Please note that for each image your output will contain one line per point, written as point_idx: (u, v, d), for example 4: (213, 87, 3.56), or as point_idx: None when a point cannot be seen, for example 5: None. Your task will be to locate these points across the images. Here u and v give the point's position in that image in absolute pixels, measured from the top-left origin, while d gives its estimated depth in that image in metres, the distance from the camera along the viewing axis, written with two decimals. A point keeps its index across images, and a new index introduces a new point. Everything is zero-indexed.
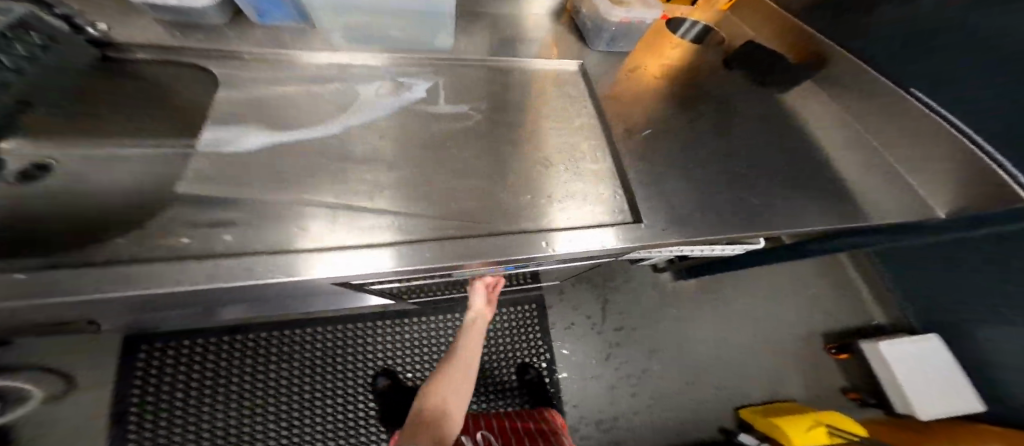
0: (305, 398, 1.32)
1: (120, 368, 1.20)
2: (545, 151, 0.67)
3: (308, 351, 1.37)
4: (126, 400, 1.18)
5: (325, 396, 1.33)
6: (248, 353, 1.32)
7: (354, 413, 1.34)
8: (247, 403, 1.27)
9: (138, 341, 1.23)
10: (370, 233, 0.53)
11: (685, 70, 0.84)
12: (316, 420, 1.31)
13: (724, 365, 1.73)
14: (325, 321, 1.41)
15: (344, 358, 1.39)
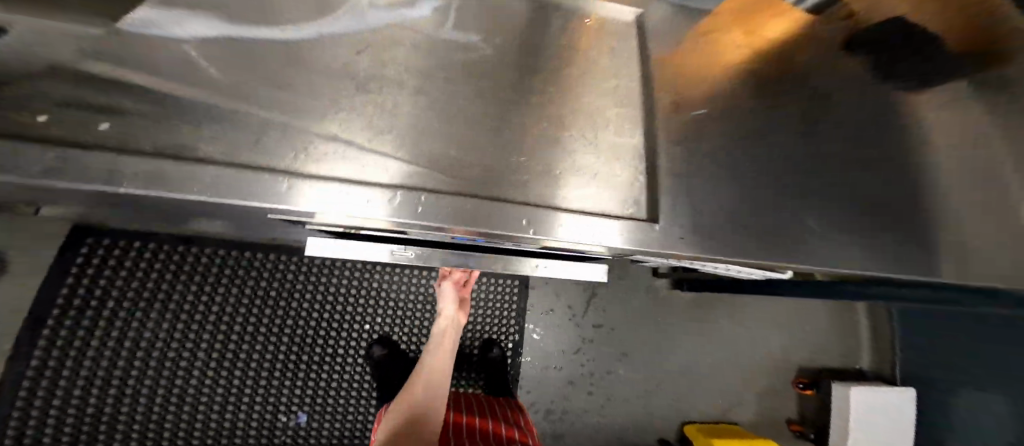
0: (240, 323, 1.35)
1: (58, 261, 1.20)
2: (569, 115, 0.53)
3: (251, 281, 1.37)
4: (57, 294, 1.20)
5: (260, 325, 1.37)
6: (189, 271, 1.32)
7: (290, 347, 1.39)
8: (183, 318, 1.31)
9: (86, 235, 1.23)
10: (350, 169, 0.41)
11: (783, 51, 0.61)
12: (250, 346, 1.36)
13: (689, 381, 1.69)
14: (272, 255, 1.39)
15: (286, 294, 1.40)
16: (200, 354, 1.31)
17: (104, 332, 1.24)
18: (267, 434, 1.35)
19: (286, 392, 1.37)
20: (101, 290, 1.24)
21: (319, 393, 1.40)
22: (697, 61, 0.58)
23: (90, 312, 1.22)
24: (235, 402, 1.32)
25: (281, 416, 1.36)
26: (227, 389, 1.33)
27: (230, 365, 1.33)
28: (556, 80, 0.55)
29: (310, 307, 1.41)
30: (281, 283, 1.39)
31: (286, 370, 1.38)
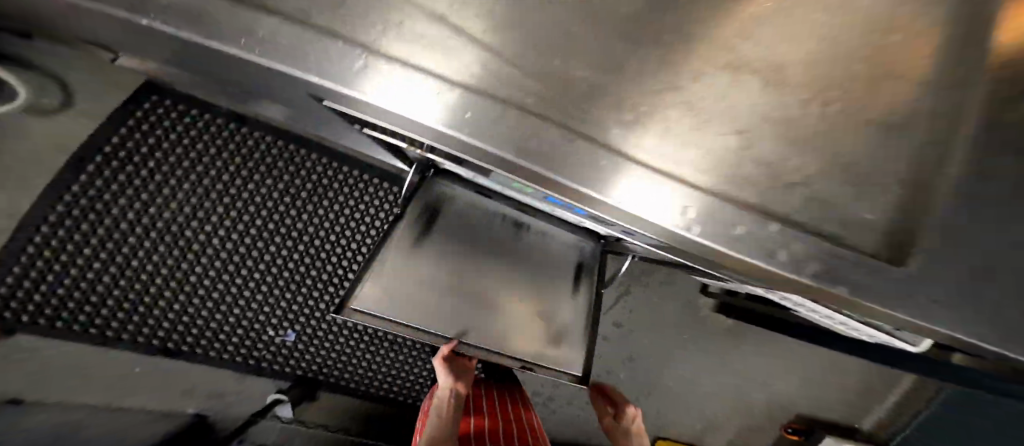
0: (270, 227, 1.17)
1: (119, 106, 0.99)
2: (730, 79, 0.42)
3: (297, 183, 1.19)
4: (100, 137, 0.98)
5: (290, 236, 1.19)
6: (239, 153, 1.13)
7: (309, 268, 1.22)
8: (216, 203, 1.12)
9: (148, 90, 1.02)
10: (444, 63, 0.30)
11: (965, 75, 0.52)
12: (271, 254, 1.18)
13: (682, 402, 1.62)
14: (327, 162, 1.21)
15: (330, 211, 1.23)
16: (216, 246, 1.13)
17: (122, 191, 1.02)
18: (250, 345, 1.20)
19: (288, 312, 1.21)
20: (143, 145, 1.03)
21: (322, 325, 1.25)
22: (877, 62, 0.48)
23: (114, 166, 1.00)
24: (235, 308, 1.16)
25: (270, 333, 1.21)
26: (231, 293, 1.15)
27: (245, 268, 1.16)
28: (721, 32, 0.42)
29: (349, 232, 1.25)
30: (331, 198, 1.22)
31: (301, 291, 1.22)
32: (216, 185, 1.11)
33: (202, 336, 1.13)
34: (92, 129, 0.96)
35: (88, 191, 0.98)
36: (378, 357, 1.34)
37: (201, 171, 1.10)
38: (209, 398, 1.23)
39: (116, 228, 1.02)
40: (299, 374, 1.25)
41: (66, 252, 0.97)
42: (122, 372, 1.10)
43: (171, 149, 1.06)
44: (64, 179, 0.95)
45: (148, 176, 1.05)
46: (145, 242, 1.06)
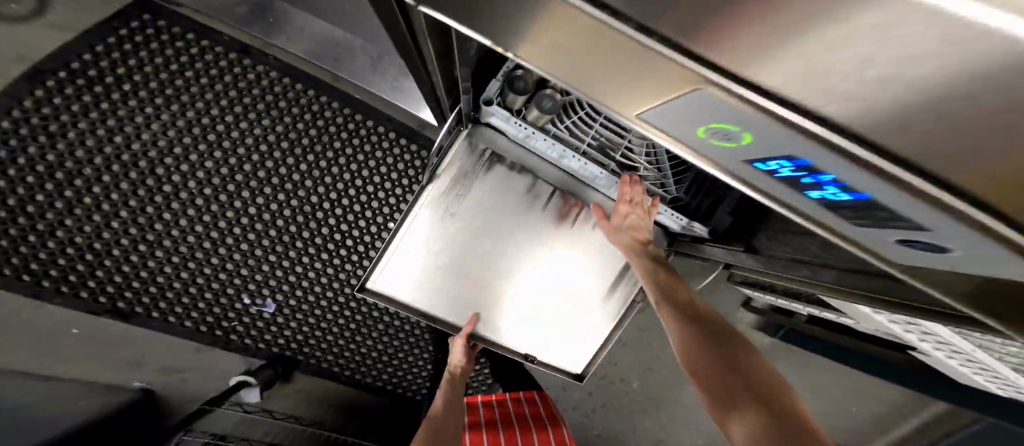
0: (257, 176, 0.93)
1: (103, 20, 0.83)
2: None
3: (297, 127, 0.95)
4: (72, 50, 0.81)
5: (282, 190, 0.94)
6: (232, 83, 0.91)
7: (300, 231, 0.97)
8: (193, 137, 0.89)
9: (140, 10, 0.86)
10: None
11: None
12: (256, 210, 0.94)
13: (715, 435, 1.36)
14: (339, 108, 0.97)
15: (334, 164, 0.97)
16: (188, 193, 0.89)
17: (80, 113, 0.81)
18: (220, 316, 0.98)
19: (269, 281, 0.98)
20: (121, 65, 0.84)
21: (310, 301, 1.02)
22: None
23: (75, 81, 0.81)
24: (205, 270, 0.94)
25: (244, 302, 0.99)
26: (202, 251, 0.93)
27: (222, 223, 0.92)
28: None
29: (355, 193, 0.99)
30: (338, 151, 0.97)
31: (287, 258, 0.98)
32: (193, 114, 0.88)
33: (165, 298, 0.93)
34: (60, 39, 0.80)
35: (43, 108, 0.79)
36: (372, 343, 1.11)
37: (177, 97, 0.87)
38: (166, 374, 1.00)
39: (69, 157, 0.81)
40: (276, 351, 1.04)
41: (9, 178, 0.79)
42: (58, 334, 0.88)
43: (146, 67, 0.86)
44: (14, 91, 0.77)
45: (113, 98, 0.83)
46: (101, 177, 0.84)
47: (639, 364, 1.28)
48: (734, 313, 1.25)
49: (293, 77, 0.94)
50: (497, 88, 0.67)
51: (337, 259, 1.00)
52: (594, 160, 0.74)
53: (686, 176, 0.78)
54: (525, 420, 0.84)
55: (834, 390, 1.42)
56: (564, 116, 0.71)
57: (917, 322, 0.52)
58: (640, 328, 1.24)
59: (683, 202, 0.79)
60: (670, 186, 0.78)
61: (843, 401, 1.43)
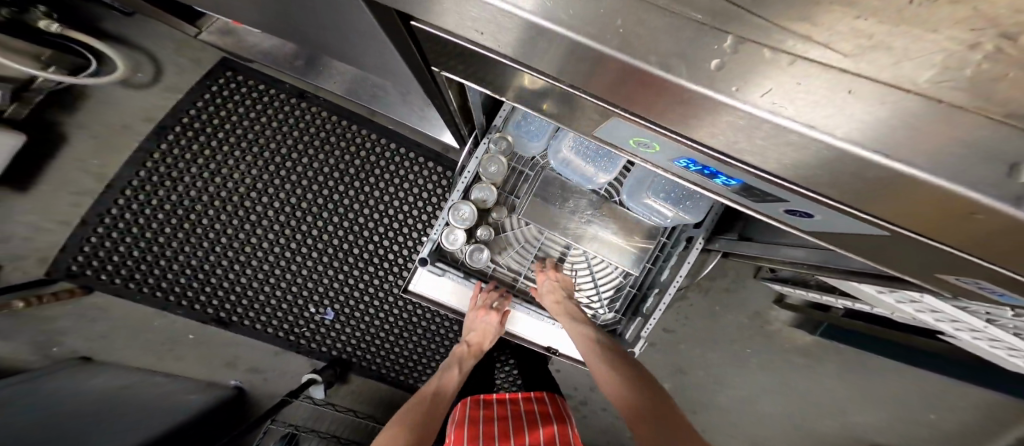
0: (316, 202, 1.08)
1: (197, 80, 1.03)
2: None
3: (346, 159, 1.10)
4: (182, 108, 1.02)
5: (337, 212, 1.09)
6: (295, 126, 1.08)
7: (351, 247, 1.10)
8: (268, 173, 1.06)
9: (224, 66, 1.05)
10: None
11: None
12: (318, 231, 1.09)
13: (758, 437, 1.31)
14: (377, 138, 1.11)
15: (377, 188, 1.11)
16: (267, 219, 1.06)
17: (191, 160, 1.02)
18: (290, 324, 1.11)
19: (328, 291, 1.11)
20: (215, 116, 1.04)
21: (360, 308, 1.13)
22: None
23: (185, 134, 1.02)
24: (278, 283, 1.08)
25: (310, 310, 1.12)
26: (275, 267, 1.08)
27: (292, 244, 1.08)
28: None
29: (396, 211, 1.12)
30: (379, 176, 1.11)
31: (343, 270, 1.11)
32: (268, 154, 1.06)
33: (249, 309, 1.08)
34: (172, 100, 1.02)
35: (166, 159, 1.01)
36: (411, 345, 1.18)
37: (255, 140, 1.06)
38: (251, 374, 1.17)
39: (183, 196, 1.02)
40: (334, 354, 1.14)
41: (141, 215, 1.00)
42: (179, 337, 1.12)
43: (233, 116, 1.05)
44: (146, 145, 1.00)
45: (211, 146, 1.03)
46: (206, 211, 1.04)
47: (669, 365, 1.26)
48: (768, 312, 1.23)
49: (339, 114, 1.10)
50: (428, 248, 0.71)
51: (381, 270, 1.12)
52: (524, 290, 0.80)
53: (619, 299, 0.77)
54: (535, 419, 0.86)
55: (892, 391, 1.31)
56: (497, 256, 0.77)
57: (920, 300, 0.52)
58: (666, 328, 1.24)
59: (617, 329, 0.78)
60: (604, 311, 0.78)
61: (904, 409, 1.31)
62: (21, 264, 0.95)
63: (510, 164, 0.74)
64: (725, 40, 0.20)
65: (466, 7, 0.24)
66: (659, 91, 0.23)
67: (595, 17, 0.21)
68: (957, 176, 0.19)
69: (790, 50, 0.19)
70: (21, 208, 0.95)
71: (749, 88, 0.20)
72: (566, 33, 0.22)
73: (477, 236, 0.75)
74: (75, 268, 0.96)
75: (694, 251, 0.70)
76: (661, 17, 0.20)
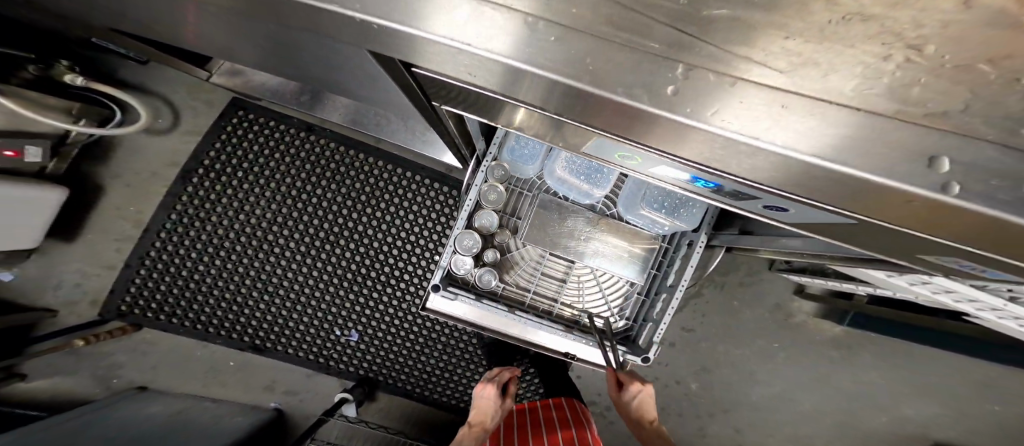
0: (337, 233, 1.07)
1: (212, 122, 1.01)
2: None
3: (362, 189, 1.07)
4: (202, 150, 1.00)
5: (357, 241, 1.08)
6: (309, 159, 1.04)
7: (372, 271, 1.11)
8: (291, 210, 1.04)
9: (235, 104, 1.02)
10: (499, 24, 0.24)
11: None
12: (341, 260, 1.08)
13: (793, 434, 1.27)
14: (388, 167, 1.08)
15: (395, 214, 1.09)
16: (290, 252, 1.06)
17: (214, 199, 1.01)
18: (318, 347, 1.14)
19: (351, 315, 1.13)
20: (234, 155, 1.01)
21: (383, 327, 1.16)
22: None
23: (206, 176, 1.00)
24: (305, 310, 1.10)
25: (336, 333, 1.14)
26: (301, 296, 1.09)
27: (316, 275, 1.08)
28: None
29: (413, 235, 1.11)
30: (395, 202, 1.09)
31: (366, 295, 1.12)
32: (288, 190, 1.04)
33: (282, 338, 1.11)
34: (191, 141, 1.03)
35: (193, 201, 1.00)
36: (435, 361, 1.21)
37: (275, 177, 1.03)
38: (286, 396, 1.23)
39: (211, 236, 1.02)
40: (361, 373, 1.17)
41: (175, 257, 1.01)
42: (221, 365, 1.19)
43: (248, 153, 1.02)
44: (174, 188, 1.00)
45: (232, 185, 1.01)
46: (234, 249, 1.03)
47: (692, 364, 1.24)
48: (790, 304, 1.20)
49: (347, 145, 1.04)
50: (440, 274, 0.72)
51: (399, 291, 1.13)
52: (533, 306, 0.80)
53: (627, 303, 0.80)
54: (552, 422, 0.89)
55: (932, 381, 1.26)
56: (505, 273, 0.78)
57: (933, 281, 0.52)
58: (684, 327, 1.23)
59: (630, 334, 0.80)
60: (616, 318, 0.80)
61: (948, 398, 1.25)
62: (76, 309, 1.01)
63: (508, 188, 0.76)
64: (676, 68, 0.23)
65: (450, 54, 0.27)
66: (625, 113, 0.26)
67: (559, 54, 0.24)
68: (895, 170, 0.21)
69: (726, 76, 0.22)
70: (72, 258, 1.00)
71: (701, 107, 0.23)
72: (537, 70, 0.24)
73: (484, 261, 0.76)
74: (124, 307, 1.01)
75: (695, 256, 0.71)
76: (623, 53, 0.23)
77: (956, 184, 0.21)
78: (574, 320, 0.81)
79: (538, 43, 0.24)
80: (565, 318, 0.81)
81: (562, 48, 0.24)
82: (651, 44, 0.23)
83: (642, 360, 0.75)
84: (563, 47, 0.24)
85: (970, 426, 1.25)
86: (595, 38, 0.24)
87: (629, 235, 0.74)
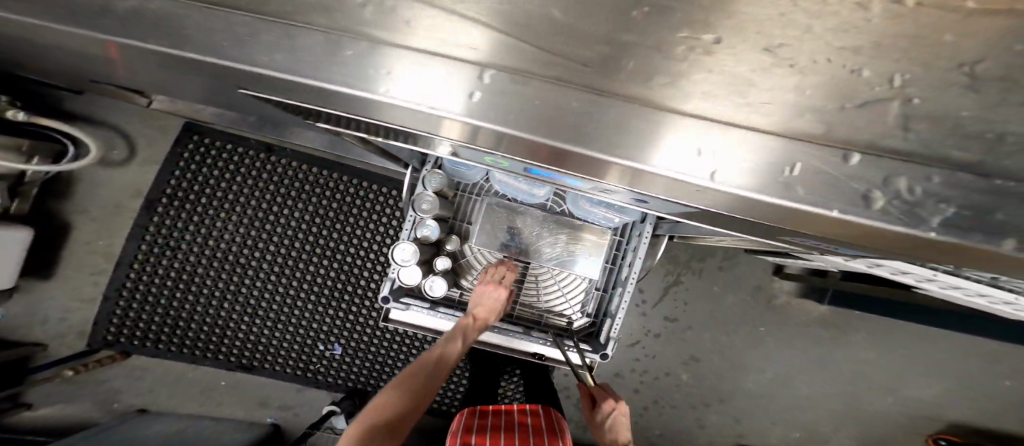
0: (305, 250, 1.05)
1: (170, 151, 1.01)
2: None
3: (325, 205, 1.04)
4: (162, 180, 1.01)
5: (325, 255, 1.05)
6: (270, 180, 1.03)
7: (346, 284, 1.07)
8: (257, 230, 1.03)
9: (190, 130, 1.02)
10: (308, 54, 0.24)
11: None
12: (312, 276, 1.06)
13: (789, 416, 1.24)
14: (351, 181, 1.04)
15: (361, 228, 1.05)
16: (258, 273, 1.05)
17: (181, 228, 1.02)
18: (304, 363, 1.13)
19: (332, 328, 1.10)
20: (194, 181, 1.02)
21: (365, 339, 1.12)
22: None
23: (171, 205, 1.02)
24: (284, 327, 1.09)
25: (320, 347, 1.12)
26: (279, 314, 1.08)
27: (290, 291, 1.07)
28: None
29: (381, 247, 1.06)
30: (359, 214, 1.05)
31: (341, 311, 1.09)
32: (251, 211, 1.03)
33: (267, 356, 1.11)
34: (151, 172, 1.04)
35: (161, 231, 1.02)
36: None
37: (238, 199, 1.02)
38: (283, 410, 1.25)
39: (184, 263, 1.04)
40: (351, 385, 1.14)
41: (151, 285, 1.04)
42: (212, 385, 1.22)
43: (208, 178, 1.02)
44: (140, 220, 1.02)
45: (197, 211, 1.02)
46: (208, 273, 1.04)
47: (680, 354, 1.22)
48: (771, 285, 1.19)
49: (309, 162, 1.03)
50: (388, 286, 0.68)
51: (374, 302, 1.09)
52: None
53: (588, 300, 0.79)
54: (527, 430, 0.88)
55: (928, 351, 1.22)
56: (462, 277, 0.78)
57: (881, 263, 0.48)
58: (668, 316, 1.20)
59: (592, 331, 0.79)
60: (576, 314, 0.79)
61: (948, 374, 1.22)
62: (65, 340, 1.05)
63: (457, 195, 0.76)
64: (484, 73, 0.24)
65: (263, 83, 0.27)
66: (439, 120, 0.26)
67: (355, 67, 0.24)
68: (674, 164, 0.22)
69: (544, 78, 0.23)
70: (54, 293, 1.04)
71: (504, 111, 0.23)
72: (339, 86, 0.24)
73: (437, 269, 0.69)
74: (110, 336, 1.05)
75: (642, 246, 0.71)
76: (425, 64, 0.24)
77: (724, 174, 0.22)
78: (536, 319, 0.81)
79: (333, 59, 0.24)
80: (527, 319, 0.81)
81: (360, 61, 0.24)
82: (483, 61, 0.24)
83: (600, 357, 0.74)
84: (402, 70, 0.24)
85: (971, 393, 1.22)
86: (395, 48, 0.24)
87: (575, 234, 0.73)
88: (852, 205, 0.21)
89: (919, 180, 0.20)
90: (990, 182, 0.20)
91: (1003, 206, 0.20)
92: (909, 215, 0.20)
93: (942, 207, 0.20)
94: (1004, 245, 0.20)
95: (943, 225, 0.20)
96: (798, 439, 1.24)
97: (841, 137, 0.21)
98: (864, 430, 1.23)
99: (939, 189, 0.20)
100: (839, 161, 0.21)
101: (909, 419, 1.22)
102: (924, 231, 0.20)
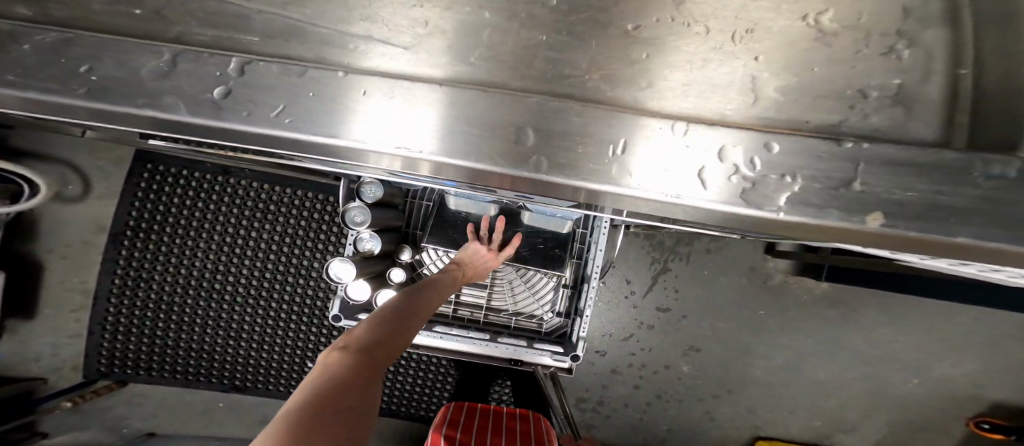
0: (276, 267, 1.05)
1: (127, 182, 1.02)
2: None
3: (289, 220, 1.04)
4: (124, 213, 1.03)
5: (296, 270, 1.05)
6: (233, 203, 1.03)
7: (320, 297, 1.06)
8: (225, 253, 1.04)
9: (144, 161, 1.02)
10: (24, 63, 0.18)
11: None
12: (284, 292, 1.06)
13: (803, 400, 1.17)
14: (312, 196, 1.03)
15: (326, 242, 1.04)
16: (232, 296, 1.05)
17: (151, 258, 1.04)
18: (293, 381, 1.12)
19: (314, 343, 1.09)
20: (157, 211, 1.03)
21: None
22: None
23: (138, 236, 1.03)
24: (267, 347, 1.08)
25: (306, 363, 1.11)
26: (259, 334, 1.07)
27: (267, 309, 1.06)
28: None
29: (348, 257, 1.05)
30: (321, 226, 1.04)
31: (319, 327, 1.08)
32: (216, 234, 1.03)
33: (257, 377, 1.11)
34: (109, 203, 1.06)
35: (132, 262, 1.04)
36: (404, 393, 1.09)
37: (202, 223, 1.03)
38: None
39: (161, 292, 1.05)
40: None
41: (131, 316, 1.05)
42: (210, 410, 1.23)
43: (170, 206, 1.02)
44: (110, 255, 1.03)
45: (165, 240, 1.03)
46: (185, 300, 1.05)
47: (678, 345, 1.16)
48: (765, 264, 1.13)
49: (268, 181, 1.02)
50: (338, 304, 0.65)
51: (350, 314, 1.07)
52: (459, 317, 0.76)
53: (559, 298, 0.75)
54: (515, 435, 0.83)
55: (944, 316, 1.13)
56: None
57: None
58: (660, 307, 1.14)
59: (566, 331, 0.75)
60: (547, 314, 0.75)
61: (978, 347, 1.13)
62: (60, 374, 1.08)
63: (408, 202, 0.74)
64: (229, 63, 0.19)
65: (46, 111, 0.20)
66: (191, 131, 0.20)
67: (49, 67, 0.19)
68: (496, 154, 0.19)
69: (455, 84, 0.20)
70: (43, 330, 1.07)
71: (261, 108, 0.19)
72: (37, 94, 0.18)
73: (392, 282, 0.68)
74: (103, 367, 1.08)
75: (602, 236, 0.68)
76: (148, 58, 0.19)
77: (542, 160, 0.18)
78: (505, 324, 0.76)
79: (9, 56, 0.19)
80: (496, 322, 0.77)
81: (46, 57, 0.19)
82: (394, 76, 0.20)
83: (572, 359, 0.69)
84: (307, 95, 0.19)
85: (998, 356, 1.12)
86: (103, 42, 0.19)
87: (533, 229, 0.72)
88: (693, 186, 0.18)
89: (755, 152, 0.18)
90: (842, 146, 0.18)
91: (858, 173, 0.17)
92: (760, 194, 0.17)
93: (789, 181, 0.17)
94: (870, 219, 0.17)
95: (791, 202, 0.17)
96: (820, 427, 1.17)
97: (677, 107, 0.20)
98: (885, 409, 1.16)
99: (779, 160, 0.18)
100: (671, 131, 0.19)
101: (935, 391, 1.14)
102: (775, 210, 0.17)
